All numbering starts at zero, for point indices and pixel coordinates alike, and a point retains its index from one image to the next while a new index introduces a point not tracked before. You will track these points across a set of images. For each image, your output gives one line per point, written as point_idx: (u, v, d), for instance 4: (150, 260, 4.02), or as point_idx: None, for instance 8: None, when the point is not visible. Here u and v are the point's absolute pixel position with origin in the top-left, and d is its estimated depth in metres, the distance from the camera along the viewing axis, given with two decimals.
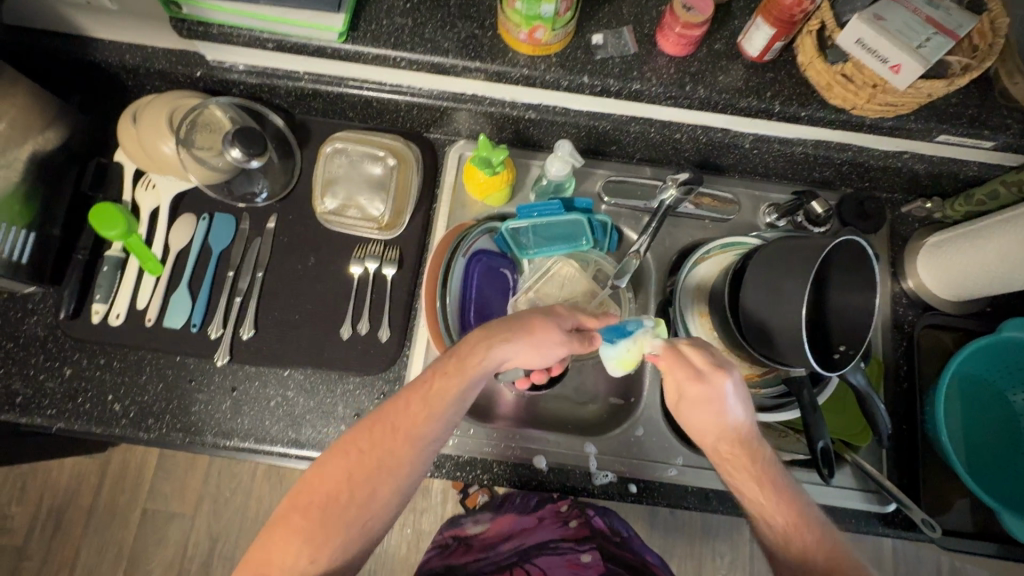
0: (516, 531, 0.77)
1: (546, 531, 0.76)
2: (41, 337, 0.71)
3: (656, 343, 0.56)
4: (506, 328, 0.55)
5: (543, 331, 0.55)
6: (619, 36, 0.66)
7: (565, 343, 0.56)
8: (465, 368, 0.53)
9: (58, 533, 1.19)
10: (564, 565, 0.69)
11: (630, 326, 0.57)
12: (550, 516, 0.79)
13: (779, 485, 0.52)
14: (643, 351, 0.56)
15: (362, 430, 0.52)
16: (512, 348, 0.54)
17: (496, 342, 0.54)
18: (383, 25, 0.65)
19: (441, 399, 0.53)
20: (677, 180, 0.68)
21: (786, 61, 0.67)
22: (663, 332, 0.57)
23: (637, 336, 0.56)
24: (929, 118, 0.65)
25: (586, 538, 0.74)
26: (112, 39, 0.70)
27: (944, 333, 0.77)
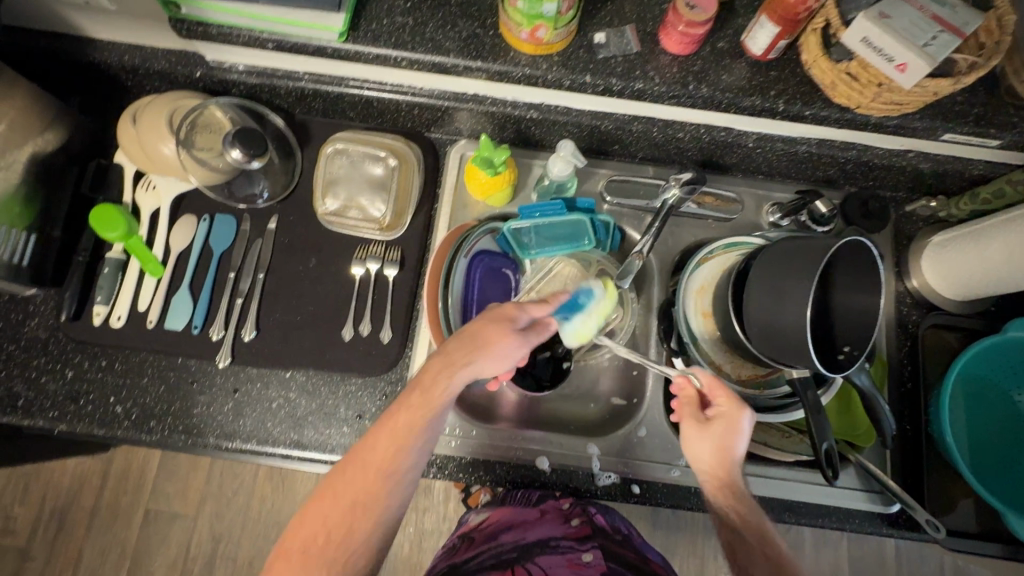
0: (515, 525, 0.66)
1: (547, 526, 0.65)
2: (42, 339, 0.71)
3: (603, 308, 0.65)
4: (466, 351, 0.54)
5: (498, 341, 0.55)
6: (622, 35, 0.66)
7: (519, 344, 0.55)
8: (431, 396, 0.52)
9: (61, 533, 1.19)
10: (564, 565, 0.61)
11: (579, 299, 0.65)
12: (553, 512, 0.67)
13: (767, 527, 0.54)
14: (594, 319, 0.65)
15: (342, 472, 0.50)
16: (471, 369, 0.53)
17: (459, 366, 0.53)
18: (383, 25, 0.64)
19: (408, 435, 0.51)
20: (681, 179, 0.68)
21: (790, 59, 0.66)
22: (609, 297, 0.66)
23: (587, 307, 0.65)
24: (934, 117, 0.64)
25: (588, 537, 0.65)
26: (111, 39, 0.69)
27: (949, 333, 0.77)
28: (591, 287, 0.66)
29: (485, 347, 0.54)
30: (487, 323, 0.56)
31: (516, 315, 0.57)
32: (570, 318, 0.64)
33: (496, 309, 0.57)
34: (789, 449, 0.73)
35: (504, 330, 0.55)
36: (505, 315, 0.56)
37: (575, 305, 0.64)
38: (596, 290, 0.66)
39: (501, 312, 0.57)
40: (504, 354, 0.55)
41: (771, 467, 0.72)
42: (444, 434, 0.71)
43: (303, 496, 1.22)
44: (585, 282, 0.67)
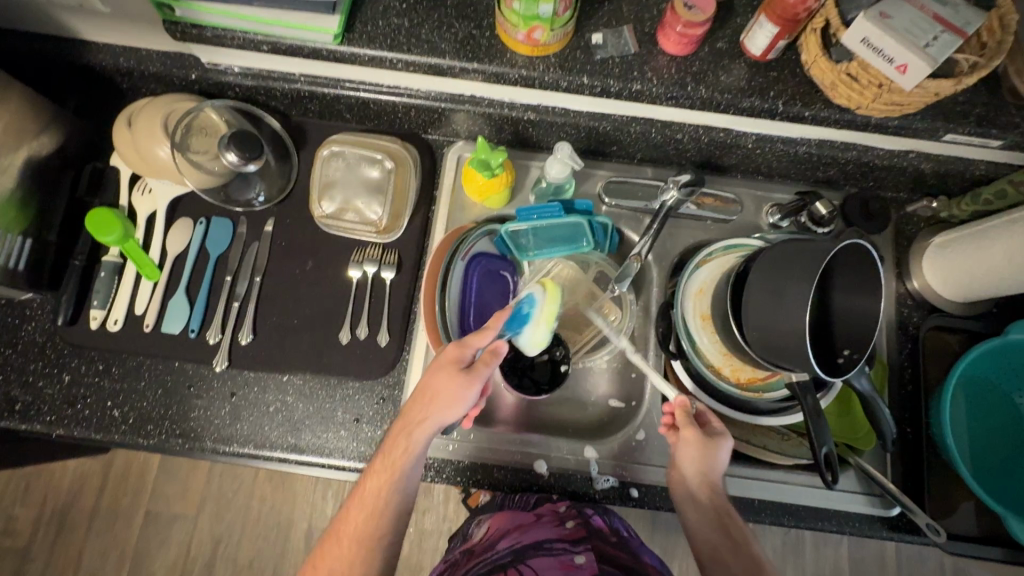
0: (510, 530, 0.65)
1: (542, 531, 0.63)
2: (39, 343, 0.71)
3: (548, 312, 0.64)
4: (420, 409, 0.57)
5: (446, 390, 0.56)
6: (619, 35, 0.65)
7: (471, 387, 0.56)
8: (391, 462, 0.56)
9: (61, 534, 1.19)
10: (557, 566, 0.59)
11: (523, 309, 0.65)
12: (548, 515, 0.66)
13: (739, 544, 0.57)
14: (543, 325, 0.65)
15: (328, 543, 0.56)
16: (430, 424, 0.56)
17: (417, 423, 0.56)
18: (379, 26, 0.64)
19: (381, 492, 0.56)
20: (679, 182, 0.67)
21: (789, 59, 0.66)
22: (552, 298, 0.64)
23: (531, 315, 0.64)
24: (936, 118, 0.64)
25: (583, 539, 0.63)
26: (106, 42, 0.69)
27: (949, 334, 0.76)
28: (531, 294, 0.65)
29: (434, 401, 0.56)
30: (437, 372, 0.57)
31: (461, 357, 0.57)
32: (520, 330, 0.65)
33: (442, 357, 0.58)
34: (789, 451, 0.73)
35: (448, 379, 0.56)
36: (450, 360, 0.57)
37: (517, 318, 0.65)
38: (538, 294, 0.65)
39: (446, 359, 0.57)
40: (452, 403, 0.55)
41: (770, 470, 0.71)
42: (441, 438, 0.71)
43: (303, 497, 1.22)
44: (529, 288, 0.66)
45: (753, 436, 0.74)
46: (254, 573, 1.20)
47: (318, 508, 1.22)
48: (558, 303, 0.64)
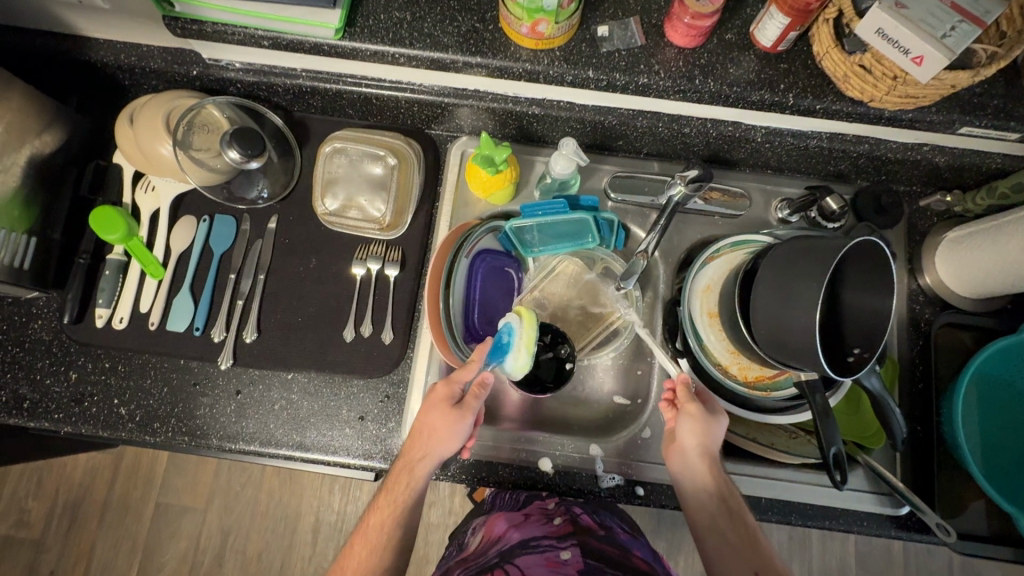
0: (502, 532, 0.67)
1: (528, 530, 0.66)
2: (46, 341, 0.71)
3: (526, 337, 0.61)
4: (418, 446, 0.58)
5: (440, 426, 0.57)
6: (626, 27, 0.64)
7: (463, 420, 0.57)
8: (394, 501, 0.58)
9: (74, 526, 1.21)
10: (542, 563, 0.61)
11: (502, 339, 0.62)
12: (536, 513, 0.68)
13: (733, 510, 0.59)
14: (524, 352, 0.61)
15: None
16: (430, 460, 0.57)
17: (417, 460, 0.58)
18: (381, 20, 0.63)
19: (385, 529, 0.58)
20: (686, 177, 0.65)
21: (800, 51, 0.64)
22: (528, 323, 0.61)
23: (510, 343, 0.61)
24: (951, 110, 0.62)
25: (569, 534, 0.65)
26: (107, 38, 0.68)
27: (963, 332, 0.75)
28: (509, 322, 0.62)
29: (429, 438, 0.57)
30: (431, 408, 0.59)
31: (452, 394, 0.59)
32: (503, 359, 0.62)
33: (432, 395, 0.59)
34: (798, 450, 0.72)
35: (441, 417, 0.57)
36: (441, 398, 0.59)
37: (497, 348, 0.62)
38: (516, 321, 0.62)
39: (437, 397, 0.59)
40: (448, 436, 0.57)
41: (778, 469, 0.71)
42: None
43: (311, 491, 1.23)
44: (508, 317, 0.63)
45: (759, 434, 0.73)
46: (262, 566, 1.21)
47: (325, 501, 1.23)
48: (533, 330, 0.61)
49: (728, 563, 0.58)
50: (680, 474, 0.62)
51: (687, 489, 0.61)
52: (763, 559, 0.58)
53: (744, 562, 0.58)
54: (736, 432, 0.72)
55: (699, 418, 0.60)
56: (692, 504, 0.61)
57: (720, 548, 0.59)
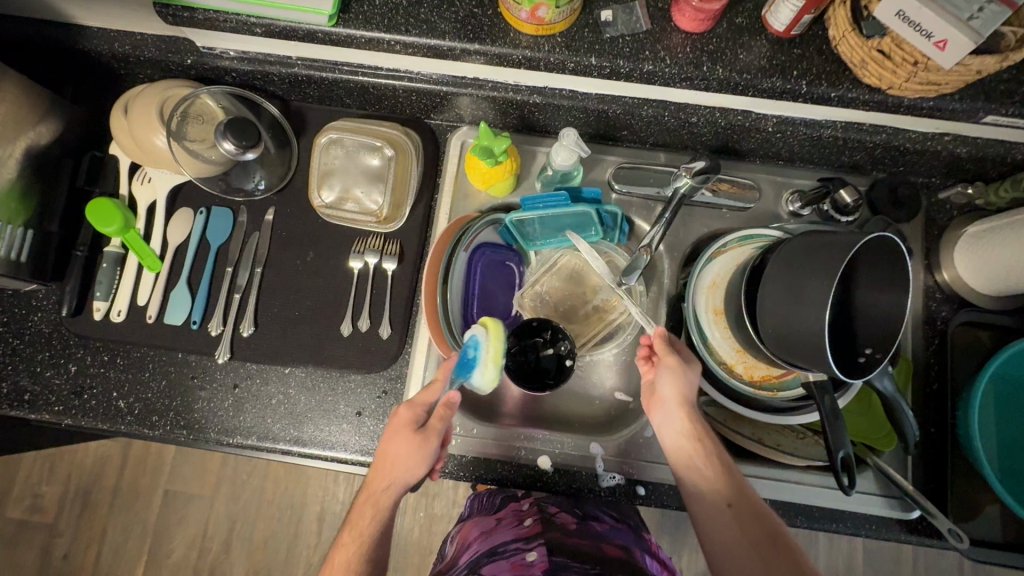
0: (474, 538, 0.65)
1: (500, 535, 0.62)
2: (46, 334, 0.71)
3: (494, 351, 0.61)
4: (382, 475, 0.55)
5: (404, 451, 0.55)
6: (630, 11, 0.61)
7: (428, 445, 0.55)
8: (360, 536, 0.54)
9: (85, 511, 1.23)
10: (507, 569, 0.56)
11: (469, 354, 0.62)
12: (509, 517, 0.65)
13: (711, 446, 0.58)
14: (492, 365, 0.61)
15: None
16: (395, 488, 0.55)
17: (381, 489, 0.55)
18: (376, 6, 0.61)
19: (350, 567, 0.53)
20: (692, 169, 0.61)
21: (815, 35, 0.61)
22: (495, 336, 0.61)
23: (477, 358, 0.61)
24: (976, 98, 0.58)
25: (537, 535, 0.61)
26: (100, 26, 0.67)
27: (981, 331, 0.72)
28: (475, 335, 0.62)
29: (395, 466, 0.55)
30: (393, 430, 0.56)
31: (416, 417, 0.56)
32: (469, 375, 0.62)
33: (396, 420, 0.57)
34: (805, 452, 0.69)
35: (406, 443, 0.55)
36: (405, 423, 0.56)
37: (463, 363, 0.62)
38: (482, 334, 0.62)
39: (401, 422, 0.56)
40: (414, 462, 0.55)
41: (783, 470, 0.69)
42: None
43: (316, 480, 1.24)
44: (473, 330, 0.63)
45: (766, 434, 0.71)
46: (268, 552, 1.22)
47: (330, 491, 1.24)
48: (501, 342, 0.61)
49: (705, 501, 0.56)
50: (660, 427, 0.61)
51: (666, 439, 0.60)
52: (739, 496, 0.56)
53: (718, 495, 0.55)
54: (740, 432, 0.70)
55: (673, 369, 0.60)
56: (671, 452, 0.59)
57: (696, 487, 0.57)
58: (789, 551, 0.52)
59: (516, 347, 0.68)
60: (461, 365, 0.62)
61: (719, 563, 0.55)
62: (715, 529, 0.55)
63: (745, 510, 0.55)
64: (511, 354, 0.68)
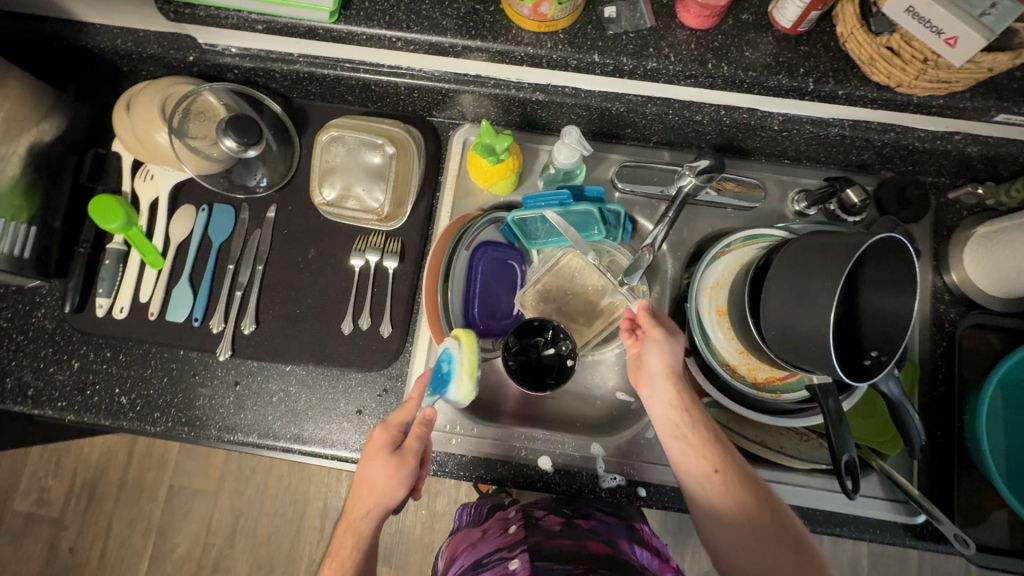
0: (466, 549, 0.70)
1: (485, 547, 0.66)
2: (49, 330, 0.71)
3: (466, 362, 0.61)
4: (362, 500, 0.55)
5: (380, 475, 0.54)
6: (634, 8, 0.60)
7: (405, 467, 0.54)
8: (344, 559, 0.54)
9: (91, 505, 1.24)
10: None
11: (444, 368, 0.63)
12: (496, 528, 0.70)
13: (696, 413, 0.57)
14: (466, 378, 0.61)
15: None
16: (376, 514, 0.54)
17: (361, 516, 0.55)
18: (377, 3, 0.60)
19: None
20: (695, 168, 0.61)
21: (822, 32, 0.60)
22: (467, 347, 0.61)
23: (450, 372, 0.62)
24: (987, 96, 0.57)
25: (520, 541, 0.62)
26: (103, 23, 0.67)
27: (990, 333, 0.71)
28: (448, 349, 0.63)
29: (373, 491, 0.54)
30: (368, 454, 0.55)
31: (391, 439, 0.56)
32: (447, 389, 0.63)
33: (371, 444, 0.56)
34: (808, 455, 0.69)
35: (382, 467, 0.54)
36: (380, 446, 0.55)
37: (439, 378, 0.63)
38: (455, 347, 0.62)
39: (376, 445, 0.55)
40: (393, 486, 0.54)
41: (786, 473, 0.68)
42: (444, 431, 0.69)
43: (319, 476, 1.25)
44: (446, 344, 0.63)
45: (770, 437, 0.70)
46: (271, 548, 1.23)
47: (333, 487, 1.24)
48: (473, 354, 0.61)
49: (694, 468, 0.56)
50: (647, 400, 0.60)
51: (655, 412, 0.59)
52: (726, 460, 0.56)
53: (706, 462, 0.55)
54: (743, 433, 0.69)
55: (656, 347, 0.59)
56: (658, 424, 0.59)
57: (685, 455, 0.56)
58: (771, 509, 0.54)
59: (517, 346, 0.68)
60: (438, 380, 0.63)
61: (706, 526, 0.56)
62: (702, 495, 0.55)
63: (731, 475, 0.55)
64: (512, 353, 0.67)
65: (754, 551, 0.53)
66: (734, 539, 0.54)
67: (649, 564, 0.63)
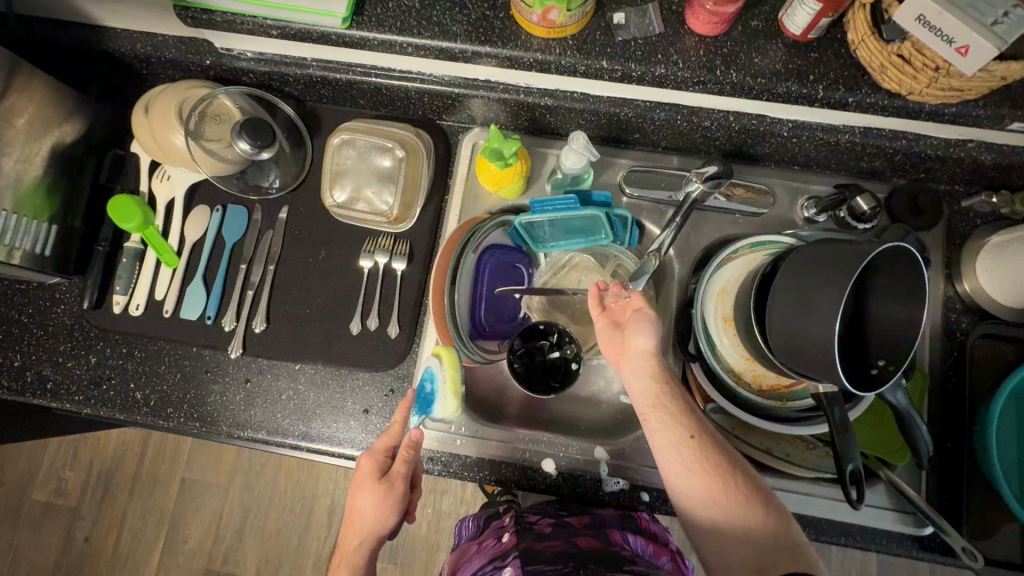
0: (465, 556, 0.76)
1: (480, 560, 0.72)
2: (68, 325, 0.73)
3: (450, 378, 0.64)
4: (355, 529, 0.57)
5: (368, 502, 0.56)
6: (644, 15, 0.60)
7: (393, 493, 0.57)
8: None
9: (106, 496, 1.28)
10: None
11: (428, 388, 0.66)
12: (491, 536, 0.76)
13: (672, 386, 0.58)
14: (450, 395, 0.65)
15: None
16: (368, 543, 0.57)
17: (355, 545, 0.57)
18: (389, 9, 0.61)
19: None
20: (703, 175, 0.61)
21: (833, 38, 0.60)
22: (449, 363, 0.64)
23: (435, 391, 0.65)
24: (1001, 104, 0.57)
25: (512, 547, 0.68)
26: (124, 28, 0.69)
27: (1003, 344, 0.70)
28: (430, 368, 0.66)
29: (365, 520, 0.56)
30: (357, 482, 0.58)
31: (378, 465, 0.58)
32: (433, 407, 0.66)
33: (359, 473, 0.58)
34: (813, 463, 0.69)
35: (372, 495, 0.56)
36: (368, 473, 0.58)
37: (424, 399, 0.66)
38: (436, 365, 0.66)
39: (364, 472, 0.58)
40: (382, 513, 0.56)
41: (791, 481, 0.67)
42: (450, 432, 0.70)
43: (327, 473, 1.27)
44: (427, 362, 0.67)
45: (775, 444, 0.70)
46: (280, 542, 1.25)
47: (341, 483, 1.26)
48: (454, 370, 0.65)
49: (670, 435, 0.55)
50: (627, 378, 0.61)
51: (634, 389, 0.59)
52: (699, 429, 0.56)
53: (682, 428, 0.55)
54: (748, 441, 0.69)
55: (636, 326, 0.62)
56: (637, 397, 0.59)
57: (661, 422, 0.56)
58: (742, 472, 0.54)
59: (522, 349, 0.68)
60: (422, 400, 0.66)
61: (679, 494, 0.55)
62: (677, 460, 0.54)
63: (704, 443, 0.55)
64: (517, 356, 0.68)
65: (727, 513, 0.52)
66: (707, 501, 0.53)
67: (641, 551, 0.68)
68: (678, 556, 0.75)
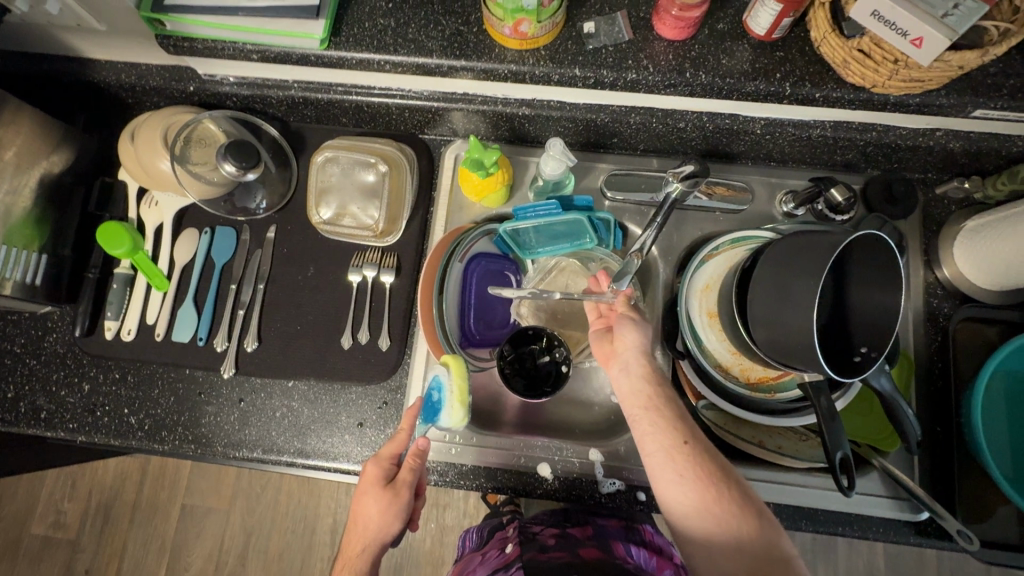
0: (468, 566, 0.76)
1: (483, 569, 0.71)
2: (61, 354, 0.74)
3: (457, 390, 0.63)
4: (358, 535, 0.57)
5: (372, 508, 0.57)
6: (613, 23, 0.62)
7: (396, 500, 0.57)
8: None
9: (107, 526, 1.27)
10: None
11: (434, 397, 0.65)
12: (494, 546, 0.77)
13: (665, 391, 0.59)
14: (456, 405, 0.63)
15: None
16: (369, 551, 0.56)
17: (357, 553, 0.57)
18: (366, 28, 0.63)
19: None
20: (679, 174, 0.61)
21: (796, 37, 0.62)
22: (456, 373, 0.63)
23: (442, 400, 0.64)
24: (964, 92, 0.58)
25: (515, 558, 0.68)
26: (108, 59, 0.71)
27: (985, 326, 0.71)
28: (439, 377, 0.66)
29: (369, 527, 0.57)
30: (363, 488, 0.58)
31: (383, 472, 0.59)
32: (436, 418, 0.65)
33: (364, 480, 0.59)
34: (807, 454, 0.69)
35: (376, 502, 0.57)
36: (373, 479, 0.58)
37: (431, 408, 0.65)
38: (444, 374, 0.65)
39: (369, 478, 0.59)
40: (385, 518, 0.56)
41: (784, 473, 0.68)
42: (444, 441, 0.70)
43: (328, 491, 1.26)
44: (437, 372, 0.66)
45: (768, 438, 0.71)
46: (283, 565, 1.24)
47: (343, 501, 1.26)
48: (459, 377, 0.63)
49: (663, 439, 0.55)
50: (616, 376, 0.61)
51: (623, 388, 0.60)
52: (693, 436, 0.56)
53: (676, 433, 0.56)
54: (739, 435, 0.70)
55: (627, 329, 0.62)
56: (627, 398, 0.59)
57: (653, 425, 0.56)
58: (736, 483, 0.54)
59: (512, 355, 0.69)
60: (429, 409, 0.66)
61: (670, 500, 0.54)
62: (670, 467, 0.54)
63: (698, 454, 0.55)
64: (508, 362, 0.68)
65: (722, 523, 0.52)
66: (701, 511, 0.53)
67: (643, 563, 0.69)
68: (681, 567, 0.75)
